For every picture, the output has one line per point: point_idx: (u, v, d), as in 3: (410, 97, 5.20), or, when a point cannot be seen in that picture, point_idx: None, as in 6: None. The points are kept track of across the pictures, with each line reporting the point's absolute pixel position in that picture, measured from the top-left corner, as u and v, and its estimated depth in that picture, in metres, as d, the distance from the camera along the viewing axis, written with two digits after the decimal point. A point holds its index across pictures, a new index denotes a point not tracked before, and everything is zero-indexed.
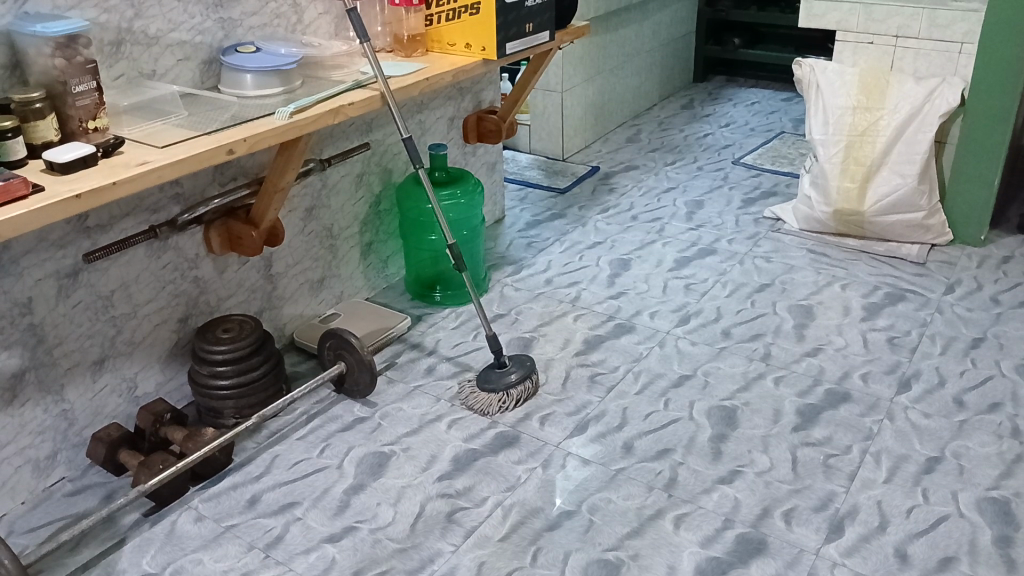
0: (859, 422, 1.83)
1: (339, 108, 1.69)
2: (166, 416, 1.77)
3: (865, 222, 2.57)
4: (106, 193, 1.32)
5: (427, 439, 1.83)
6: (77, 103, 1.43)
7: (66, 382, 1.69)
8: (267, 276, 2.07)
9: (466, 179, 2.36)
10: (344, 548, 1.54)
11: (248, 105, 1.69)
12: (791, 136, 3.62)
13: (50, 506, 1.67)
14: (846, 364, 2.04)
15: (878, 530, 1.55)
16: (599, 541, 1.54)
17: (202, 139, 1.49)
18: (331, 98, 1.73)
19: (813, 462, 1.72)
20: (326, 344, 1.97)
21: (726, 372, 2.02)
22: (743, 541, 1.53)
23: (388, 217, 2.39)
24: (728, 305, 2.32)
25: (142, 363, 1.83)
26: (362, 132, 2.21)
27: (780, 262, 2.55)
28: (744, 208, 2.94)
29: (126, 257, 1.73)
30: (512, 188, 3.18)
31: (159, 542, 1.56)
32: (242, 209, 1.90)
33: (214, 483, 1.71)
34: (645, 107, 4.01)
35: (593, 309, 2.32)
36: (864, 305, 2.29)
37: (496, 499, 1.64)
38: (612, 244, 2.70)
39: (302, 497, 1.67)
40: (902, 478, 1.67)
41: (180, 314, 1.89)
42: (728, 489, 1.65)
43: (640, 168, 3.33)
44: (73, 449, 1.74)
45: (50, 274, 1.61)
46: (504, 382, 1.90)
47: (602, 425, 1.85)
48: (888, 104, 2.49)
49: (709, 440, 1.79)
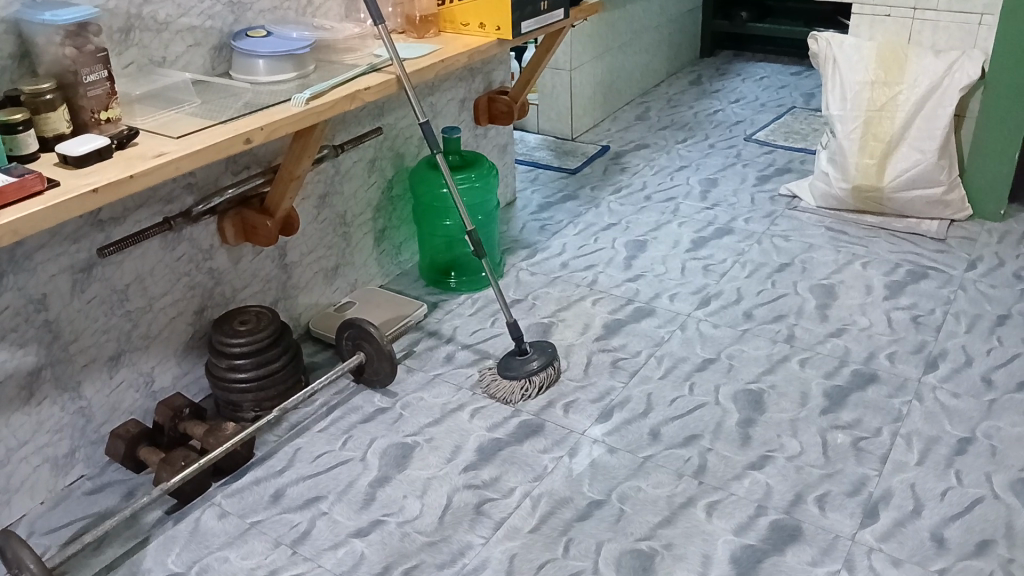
0: (888, 403, 1.81)
1: (356, 93, 1.64)
2: (185, 412, 1.74)
3: (885, 199, 2.53)
4: (123, 187, 1.28)
5: (450, 429, 1.80)
6: (89, 95, 1.39)
7: (82, 379, 1.66)
8: (283, 266, 2.03)
9: (480, 163, 2.30)
10: (371, 543, 1.52)
11: (262, 92, 1.64)
12: (801, 111, 3.56)
13: (72, 504, 1.65)
14: (871, 345, 2.01)
15: (913, 514, 1.52)
16: (630, 530, 1.51)
17: (219, 129, 1.45)
18: (346, 84, 1.68)
19: (844, 446, 1.69)
20: (345, 334, 1.94)
21: (750, 356, 1.99)
22: (778, 528, 1.50)
23: (402, 202, 2.34)
24: (748, 287, 2.28)
25: (159, 358, 1.80)
26: (373, 117, 2.16)
27: (799, 242, 2.51)
28: (760, 186, 2.90)
29: (141, 251, 1.70)
30: (522, 170, 3.13)
31: (184, 540, 1.54)
32: (255, 199, 1.85)
33: (236, 478, 1.69)
34: (653, 84, 3.95)
35: (611, 294, 2.28)
36: (885, 285, 2.26)
37: (524, 490, 1.62)
38: (627, 225, 2.67)
39: (326, 491, 1.64)
40: (934, 460, 1.65)
41: (196, 306, 1.85)
42: (759, 475, 1.63)
43: (651, 147, 3.28)
44: (91, 446, 1.71)
45: (65, 269, 1.57)
46: (526, 369, 1.87)
47: (628, 411, 1.82)
48: (907, 78, 2.44)
49: (737, 425, 1.76)
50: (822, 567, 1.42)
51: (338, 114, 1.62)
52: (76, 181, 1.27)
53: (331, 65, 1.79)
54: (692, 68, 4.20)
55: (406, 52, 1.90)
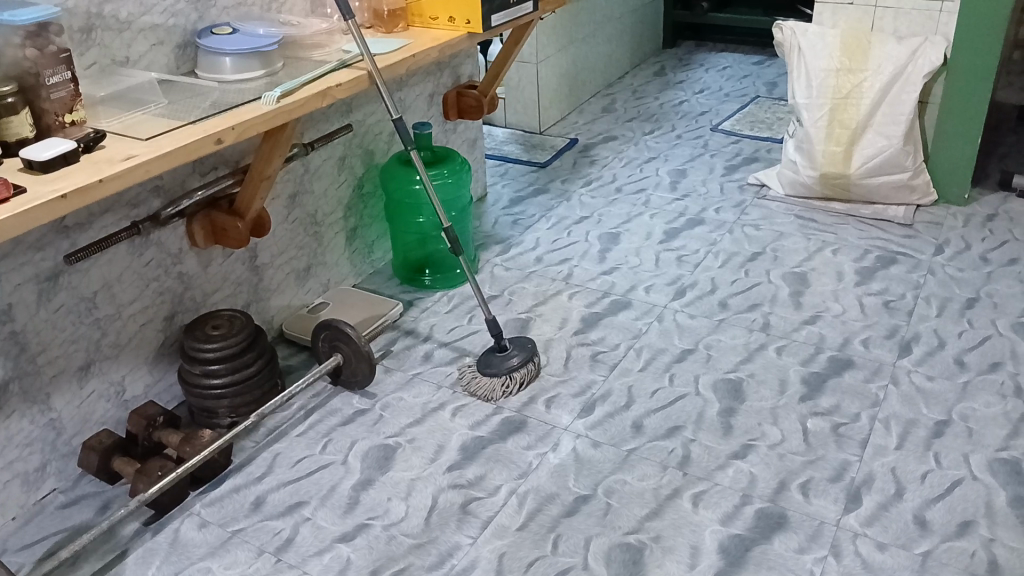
0: (865, 388, 1.83)
1: (327, 90, 1.61)
2: (159, 420, 1.70)
3: (852, 185, 2.56)
4: (92, 193, 1.24)
5: (432, 428, 1.78)
6: (52, 97, 1.34)
7: (51, 391, 1.61)
8: (254, 268, 1.99)
9: (452, 158, 2.27)
10: (358, 547, 1.49)
11: (229, 91, 1.60)
12: (765, 100, 3.60)
13: (45, 519, 1.60)
14: (846, 330, 2.03)
15: (895, 498, 1.55)
16: (618, 524, 1.51)
17: (188, 130, 1.41)
18: (316, 81, 1.65)
19: (824, 432, 1.71)
20: (320, 336, 1.90)
21: (728, 345, 2.00)
22: (764, 516, 1.51)
23: (373, 200, 2.31)
24: (722, 276, 2.30)
25: (130, 366, 1.76)
26: (342, 114, 2.13)
27: (770, 230, 2.53)
28: (729, 176, 2.92)
29: (108, 258, 1.65)
30: (491, 164, 3.11)
31: (164, 552, 1.50)
32: (224, 200, 1.81)
33: (214, 486, 1.65)
34: (617, 75, 3.95)
35: (587, 287, 2.28)
36: (856, 271, 2.29)
37: (510, 487, 1.61)
38: (599, 218, 2.66)
39: (309, 496, 1.61)
40: (913, 443, 1.67)
41: (167, 312, 1.81)
42: (743, 464, 1.64)
43: (619, 139, 3.28)
44: (62, 459, 1.66)
45: (31, 278, 1.52)
46: (507, 365, 1.86)
47: (610, 404, 1.82)
48: (871, 65, 2.47)
49: (719, 415, 1.77)
50: (810, 553, 1.44)
51: (309, 112, 1.59)
52: (42, 187, 1.22)
53: (299, 62, 1.76)
54: (655, 59, 4.22)
55: (376, 47, 1.87)
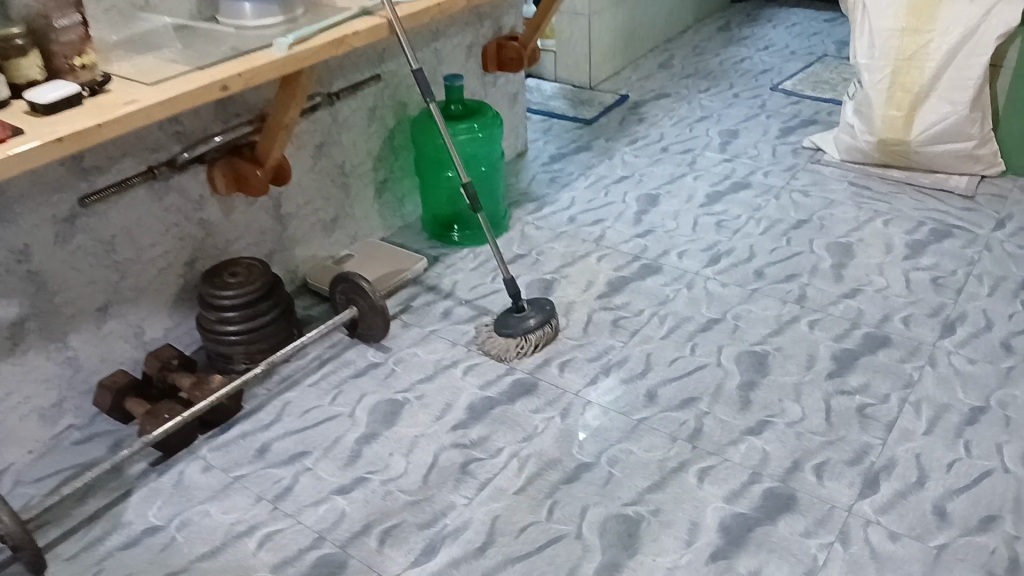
0: (898, 368, 1.73)
1: (342, 38, 1.57)
2: (174, 363, 1.74)
3: (912, 152, 2.41)
4: (90, 136, 1.24)
5: (442, 386, 1.76)
6: (62, 40, 1.35)
7: (70, 329, 1.65)
8: (278, 217, 1.99)
9: (484, 112, 2.21)
10: (354, 501, 1.49)
11: (246, 37, 1.58)
12: (833, 60, 3.39)
13: (61, 454, 1.65)
14: (887, 306, 1.92)
15: (916, 486, 1.46)
16: (618, 495, 1.47)
17: (195, 75, 1.40)
18: (332, 28, 1.61)
19: (847, 412, 1.62)
20: (337, 288, 1.89)
21: (757, 316, 1.91)
22: (771, 496, 1.45)
23: (404, 152, 2.28)
24: (761, 244, 2.19)
25: (150, 309, 1.78)
26: (372, 64, 2.09)
27: (819, 197, 2.40)
28: (783, 138, 2.78)
29: (126, 202, 1.67)
30: (536, 119, 3.04)
31: (168, 493, 1.54)
32: (246, 147, 1.80)
33: (223, 432, 1.67)
34: (678, 30, 3.79)
35: (618, 250, 2.21)
36: (907, 243, 2.15)
37: (512, 450, 1.58)
38: (640, 178, 2.58)
39: (312, 446, 1.62)
40: (942, 429, 1.57)
41: (187, 258, 1.82)
42: (756, 441, 1.57)
43: (671, 96, 3.15)
44: (81, 397, 1.71)
45: (48, 219, 1.55)
46: (522, 327, 1.82)
47: (625, 371, 1.76)
48: (939, 24, 2.28)
49: (738, 387, 1.70)
50: (816, 538, 1.37)
51: (323, 59, 1.55)
52: (43, 128, 1.22)
53: (320, 9, 1.72)
54: (721, 14, 4.03)
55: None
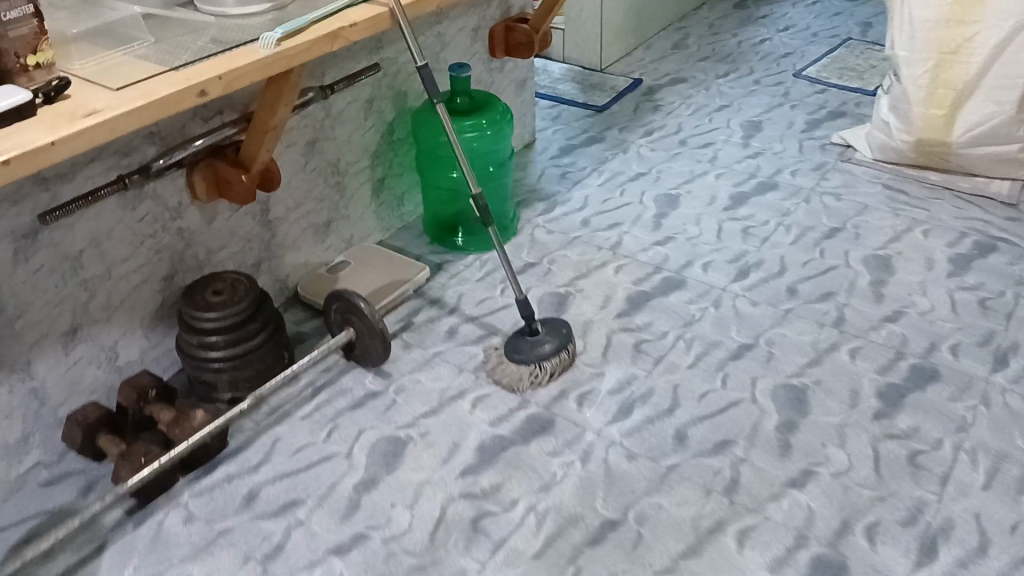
0: (950, 408, 1.57)
1: (339, 31, 1.35)
2: (151, 394, 1.55)
3: (951, 154, 2.22)
4: (41, 157, 1.03)
5: (449, 422, 1.59)
6: (12, 35, 1.12)
7: (33, 358, 1.45)
8: (265, 222, 1.78)
9: (492, 106, 2.01)
10: (353, 563, 1.33)
11: (229, 28, 1.36)
12: (857, 43, 3.19)
13: (24, 498, 1.47)
14: (933, 333, 1.76)
15: (979, 554, 1.31)
16: (649, 561, 1.31)
17: (167, 77, 1.18)
18: (328, 18, 1.39)
19: (898, 461, 1.47)
20: (331, 306, 1.69)
21: (793, 342, 1.74)
22: (820, 565, 1.30)
23: (404, 147, 2.07)
24: (793, 255, 2.02)
25: (124, 329, 1.58)
26: (370, 51, 1.87)
27: (852, 202, 2.22)
28: (809, 132, 2.59)
29: (95, 213, 1.45)
30: (543, 105, 2.83)
31: (144, 550, 1.37)
32: (229, 148, 1.60)
33: (206, 474, 1.50)
34: (692, 6, 3.57)
35: (637, 260, 2.03)
36: (949, 258, 1.98)
37: (529, 502, 1.41)
38: (658, 175, 2.39)
39: (305, 494, 1.45)
40: (1002, 483, 1.42)
41: (165, 272, 1.61)
42: (799, 496, 1.41)
43: (687, 81, 2.95)
44: (47, 431, 1.52)
45: (4, 237, 1.33)
46: (537, 353, 1.65)
47: (651, 407, 1.59)
48: (987, 16, 2.09)
49: (776, 429, 1.54)
50: None
51: (318, 56, 1.34)
52: None
53: None
54: None
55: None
